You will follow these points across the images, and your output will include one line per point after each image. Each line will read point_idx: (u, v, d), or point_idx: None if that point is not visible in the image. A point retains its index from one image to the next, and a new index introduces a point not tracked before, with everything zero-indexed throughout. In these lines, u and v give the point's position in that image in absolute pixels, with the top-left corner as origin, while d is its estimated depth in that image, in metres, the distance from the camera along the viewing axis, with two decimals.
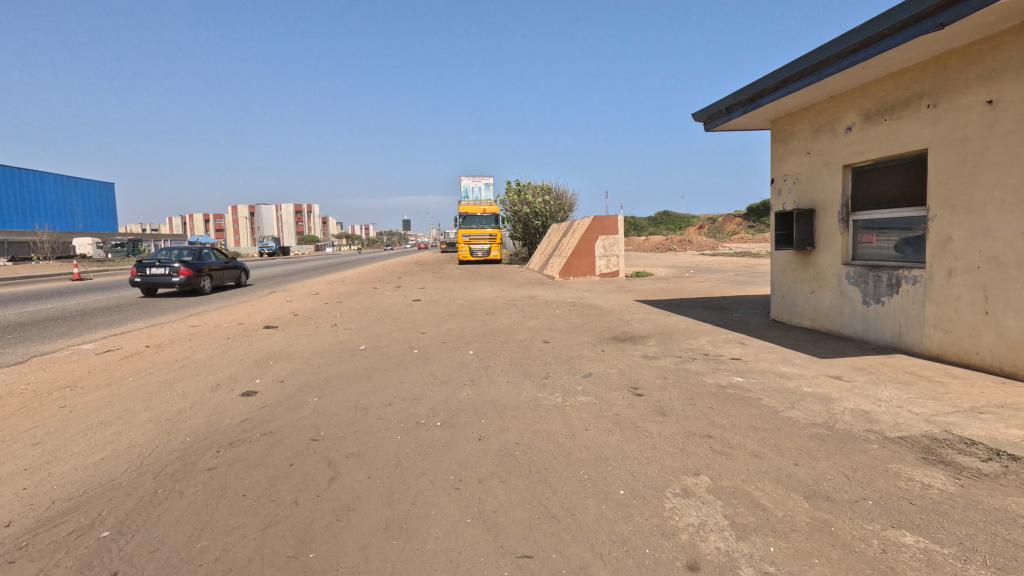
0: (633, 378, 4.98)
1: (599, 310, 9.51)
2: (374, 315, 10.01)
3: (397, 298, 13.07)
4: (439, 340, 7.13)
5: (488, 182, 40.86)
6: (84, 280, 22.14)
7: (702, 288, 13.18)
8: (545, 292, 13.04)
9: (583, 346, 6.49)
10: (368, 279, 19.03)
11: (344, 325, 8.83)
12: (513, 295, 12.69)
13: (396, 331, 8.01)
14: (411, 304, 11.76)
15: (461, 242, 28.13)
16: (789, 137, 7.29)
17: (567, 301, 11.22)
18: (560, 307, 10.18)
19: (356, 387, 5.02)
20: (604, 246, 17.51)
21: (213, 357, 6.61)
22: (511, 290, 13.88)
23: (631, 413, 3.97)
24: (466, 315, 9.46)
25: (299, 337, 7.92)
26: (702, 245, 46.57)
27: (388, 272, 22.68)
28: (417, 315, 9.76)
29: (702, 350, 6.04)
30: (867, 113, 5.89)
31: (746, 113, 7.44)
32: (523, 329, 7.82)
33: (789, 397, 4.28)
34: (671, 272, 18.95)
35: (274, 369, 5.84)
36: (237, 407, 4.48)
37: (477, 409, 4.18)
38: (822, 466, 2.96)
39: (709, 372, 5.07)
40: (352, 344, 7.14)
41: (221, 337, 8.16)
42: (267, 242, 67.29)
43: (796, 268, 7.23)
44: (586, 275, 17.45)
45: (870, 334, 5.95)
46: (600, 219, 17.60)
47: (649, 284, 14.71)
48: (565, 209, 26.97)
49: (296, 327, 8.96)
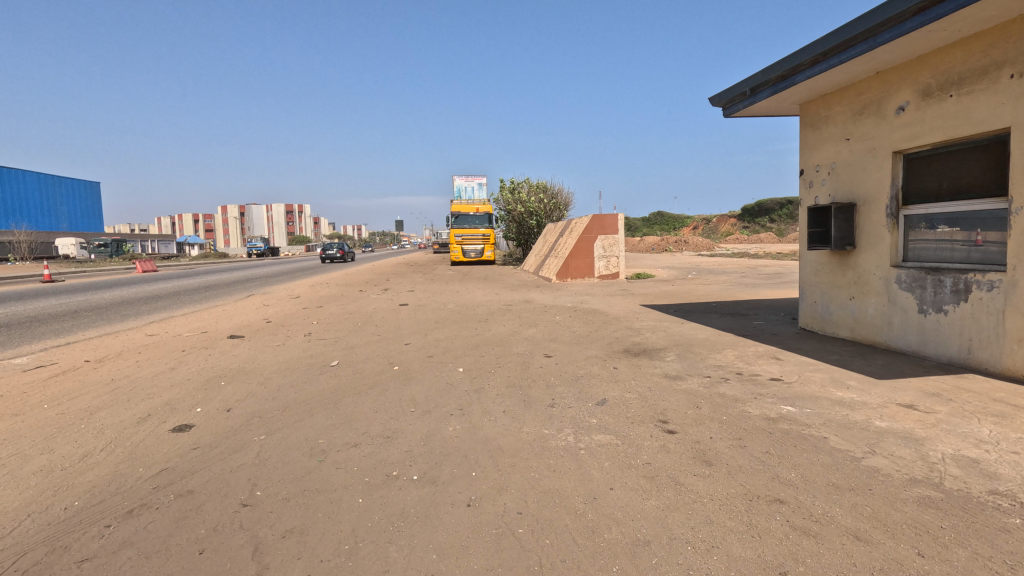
0: (659, 406, 4.07)
1: (604, 317, 8.61)
2: (353, 322, 9.05)
3: (383, 302, 12.11)
4: (425, 354, 6.19)
5: (481, 182, 39.91)
6: (55, 282, 21.04)
7: (710, 292, 12.32)
8: (543, 296, 12.14)
9: (592, 362, 5.57)
10: (354, 281, 18.06)
11: (319, 335, 7.87)
12: (508, 300, 11.76)
13: (376, 343, 7.06)
14: (397, 309, 10.80)
15: (453, 243, 27.18)
16: (824, 122, 6.42)
17: (567, 306, 10.31)
18: (560, 313, 9.26)
19: (318, 418, 4.07)
20: (603, 247, 16.63)
21: (158, 376, 5.63)
22: (506, 294, 12.97)
23: (666, 462, 3.05)
24: (457, 323, 8.52)
25: (264, 349, 6.95)
26: (698, 246, 45.85)
27: (376, 273, 21.70)
28: (402, 322, 8.81)
29: (733, 368, 5.13)
30: (926, 88, 5.02)
31: (775, 94, 6.52)
32: (521, 339, 6.90)
33: (862, 435, 3.38)
34: (673, 274, 18.11)
35: (225, 392, 4.89)
36: (161, 449, 3.53)
37: (466, 455, 3.24)
38: (962, 562, 2.05)
39: (750, 399, 4.17)
40: (324, 359, 6.19)
41: (177, 349, 7.17)
42: (257, 243, 65.99)
43: (832, 270, 6.34)
44: (585, 278, 16.58)
45: (928, 349, 5.08)
46: (599, 218, 16.71)
47: (653, 287, 13.84)
48: (561, 208, 26.10)
49: (266, 336, 8.00)
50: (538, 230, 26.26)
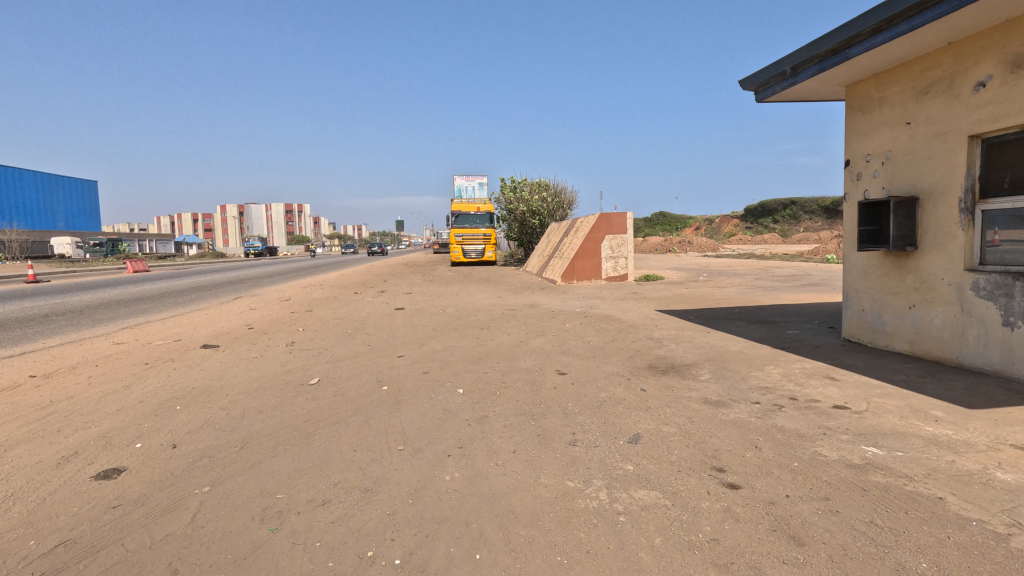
0: (707, 445, 3.26)
1: (619, 325, 7.82)
2: (343, 329, 8.27)
3: (378, 306, 11.31)
4: (419, 370, 5.38)
5: (481, 181, 39.19)
6: (38, 282, 20.25)
7: (728, 296, 11.51)
8: (548, 300, 11.34)
9: (614, 382, 4.76)
10: (349, 283, 17.29)
11: (304, 345, 7.08)
12: (512, 303, 10.96)
13: (365, 355, 6.27)
14: (392, 314, 9.98)
15: (453, 242, 26.38)
16: (876, 105, 5.60)
17: (576, 311, 9.52)
18: (570, 320, 8.47)
19: (282, 461, 3.27)
20: (611, 247, 15.83)
21: (107, 396, 4.83)
22: (510, 297, 12.18)
23: (738, 540, 2.24)
24: (457, 330, 7.72)
25: (239, 362, 6.15)
26: (702, 247, 45.00)
27: (373, 274, 20.87)
28: (397, 330, 8.02)
29: (783, 391, 4.33)
30: (1015, 59, 4.22)
31: (819, 73, 5.68)
32: (530, 351, 6.10)
33: (987, 493, 2.58)
34: (683, 276, 17.31)
35: (178, 420, 4.09)
36: (71, 509, 2.72)
37: (467, 524, 2.44)
38: None
39: (819, 435, 3.36)
40: (303, 375, 5.39)
41: (142, 361, 6.38)
42: (255, 242, 65.24)
43: (886, 274, 5.53)
44: (592, 279, 15.78)
45: (1016, 369, 4.27)
46: (606, 217, 15.90)
47: (665, 290, 13.04)
48: (564, 207, 25.32)
49: (244, 345, 7.19)
50: (541, 230, 25.46)
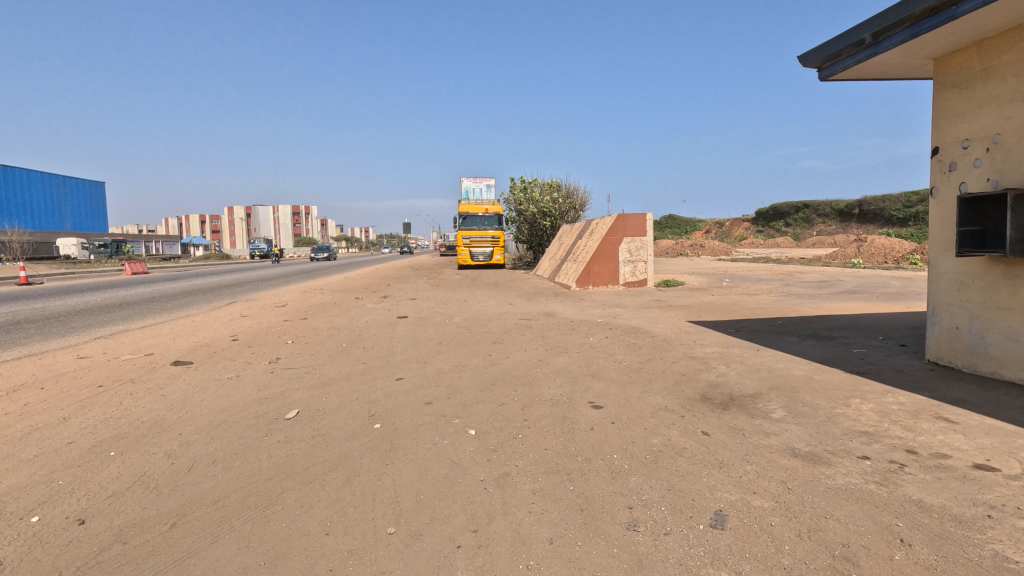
0: (829, 535, 2.29)
1: (651, 340, 6.85)
2: (337, 342, 7.37)
3: (379, 314, 10.39)
4: (421, 401, 4.44)
5: (490, 183, 38.30)
6: (27, 284, 19.45)
7: (763, 304, 10.49)
8: (565, 308, 10.38)
9: (666, 422, 3.79)
10: (350, 287, 16.42)
11: (290, 362, 6.15)
12: (525, 312, 9.99)
13: (359, 377, 5.33)
14: (394, 323, 9.03)
15: (460, 245, 25.47)
16: (979, 78, 4.60)
17: (598, 322, 8.55)
18: (593, 333, 7.50)
19: (224, 552, 2.31)
20: (629, 250, 14.85)
21: (34, 433, 3.90)
22: (522, 304, 11.23)
23: None
24: (466, 345, 6.79)
25: (209, 385, 5.23)
26: (716, 250, 43.82)
27: (377, 278, 19.98)
28: (399, 344, 7.08)
29: (892, 439, 3.34)
30: None
31: (909, 40, 4.65)
32: (554, 375, 5.13)
33: None
34: (705, 281, 16.30)
35: (107, 473, 3.14)
36: None
37: None
38: None
39: (983, 519, 2.38)
40: (282, 404, 4.45)
41: (98, 381, 5.46)
42: (260, 244, 64.61)
43: (992, 285, 4.53)
44: (609, 285, 14.80)
45: None
46: (624, 218, 14.95)
47: (691, 297, 12.05)
48: (576, 209, 24.35)
49: (221, 362, 6.25)
50: (552, 232, 24.51)
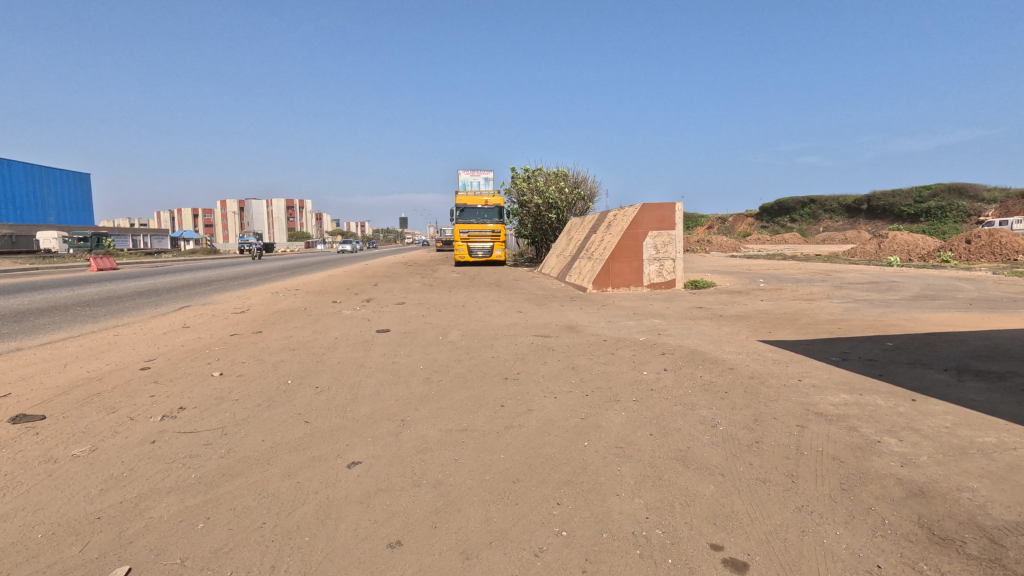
0: None
1: (736, 378, 4.72)
2: (281, 376, 5.22)
3: (354, 326, 8.22)
4: (381, 540, 2.31)
5: (488, 175, 36.18)
6: None
7: (838, 315, 8.33)
8: (589, 320, 8.24)
9: None
10: (330, 287, 14.18)
11: (194, 418, 3.98)
12: (540, 325, 7.87)
13: (288, 459, 3.18)
14: (370, 342, 6.86)
15: (458, 240, 23.31)
16: None
17: (641, 343, 6.42)
18: (643, 364, 5.35)
19: None
20: (655, 246, 12.74)
21: None
22: (534, 313, 9.09)
23: None
24: (466, 387, 4.63)
25: (30, 473, 3.07)
26: (724, 246, 41.74)
27: (364, 276, 17.78)
28: (369, 380, 4.94)
29: None
30: None
31: None
32: (619, 464, 3.00)
33: None
34: (740, 283, 14.14)
35: None
36: None
37: None
38: None
39: None
40: (113, 544, 2.31)
41: None
42: (250, 238, 62.16)
43: None
44: (631, 286, 12.69)
45: None
46: (650, 208, 12.90)
47: (739, 304, 9.90)
48: (585, 200, 22.24)
49: (91, 414, 4.08)
50: (558, 225, 22.37)
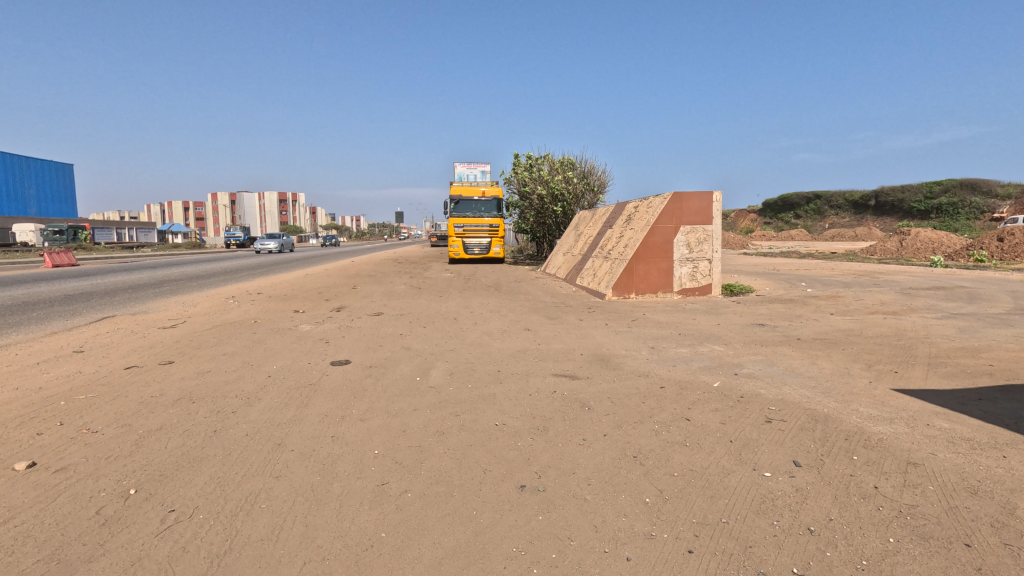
0: None
1: (951, 500, 2.54)
2: (129, 471, 3.01)
3: (304, 353, 5.98)
4: None
5: (485, 168, 33.98)
6: None
7: (961, 340, 6.15)
8: (626, 347, 6.03)
9: None
10: (299, 291, 11.90)
11: None
12: (561, 354, 5.67)
13: None
14: (312, 386, 4.62)
15: (452, 235, 21.08)
16: None
17: (721, 395, 4.21)
18: (754, 450, 3.16)
19: None
20: (687, 243, 10.58)
21: None
22: (548, 333, 6.88)
23: None
24: (451, 519, 2.44)
25: None
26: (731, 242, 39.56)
27: (344, 275, 15.48)
28: (278, 491, 2.73)
29: None
30: None
31: None
32: None
33: None
34: (784, 288, 11.98)
35: None
36: None
37: None
38: None
39: None
40: None
41: None
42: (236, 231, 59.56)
43: None
44: (658, 292, 10.53)
45: None
46: (682, 199, 10.71)
47: (809, 320, 7.71)
48: (593, 191, 20.05)
49: None
50: (562, 219, 20.18)
